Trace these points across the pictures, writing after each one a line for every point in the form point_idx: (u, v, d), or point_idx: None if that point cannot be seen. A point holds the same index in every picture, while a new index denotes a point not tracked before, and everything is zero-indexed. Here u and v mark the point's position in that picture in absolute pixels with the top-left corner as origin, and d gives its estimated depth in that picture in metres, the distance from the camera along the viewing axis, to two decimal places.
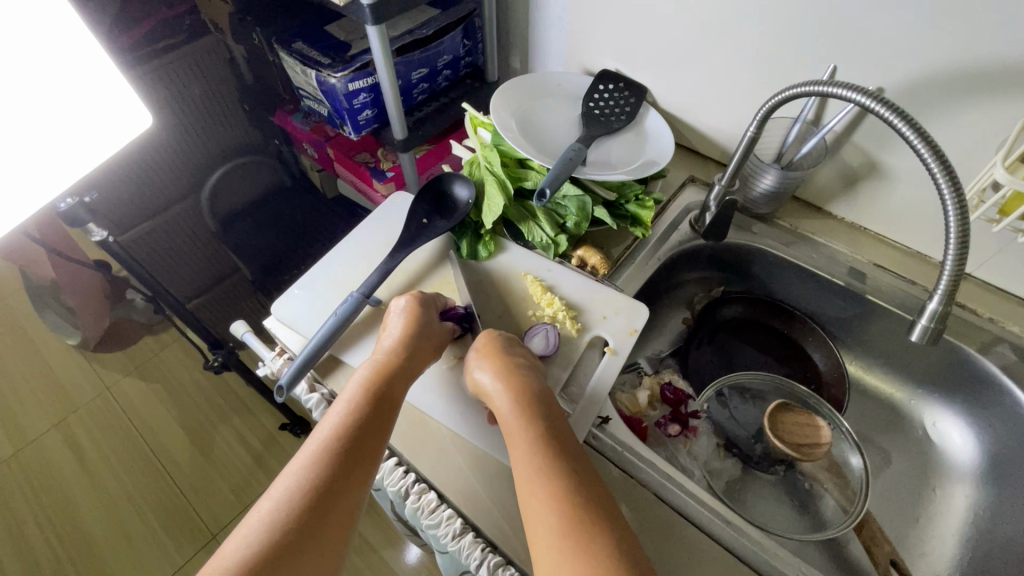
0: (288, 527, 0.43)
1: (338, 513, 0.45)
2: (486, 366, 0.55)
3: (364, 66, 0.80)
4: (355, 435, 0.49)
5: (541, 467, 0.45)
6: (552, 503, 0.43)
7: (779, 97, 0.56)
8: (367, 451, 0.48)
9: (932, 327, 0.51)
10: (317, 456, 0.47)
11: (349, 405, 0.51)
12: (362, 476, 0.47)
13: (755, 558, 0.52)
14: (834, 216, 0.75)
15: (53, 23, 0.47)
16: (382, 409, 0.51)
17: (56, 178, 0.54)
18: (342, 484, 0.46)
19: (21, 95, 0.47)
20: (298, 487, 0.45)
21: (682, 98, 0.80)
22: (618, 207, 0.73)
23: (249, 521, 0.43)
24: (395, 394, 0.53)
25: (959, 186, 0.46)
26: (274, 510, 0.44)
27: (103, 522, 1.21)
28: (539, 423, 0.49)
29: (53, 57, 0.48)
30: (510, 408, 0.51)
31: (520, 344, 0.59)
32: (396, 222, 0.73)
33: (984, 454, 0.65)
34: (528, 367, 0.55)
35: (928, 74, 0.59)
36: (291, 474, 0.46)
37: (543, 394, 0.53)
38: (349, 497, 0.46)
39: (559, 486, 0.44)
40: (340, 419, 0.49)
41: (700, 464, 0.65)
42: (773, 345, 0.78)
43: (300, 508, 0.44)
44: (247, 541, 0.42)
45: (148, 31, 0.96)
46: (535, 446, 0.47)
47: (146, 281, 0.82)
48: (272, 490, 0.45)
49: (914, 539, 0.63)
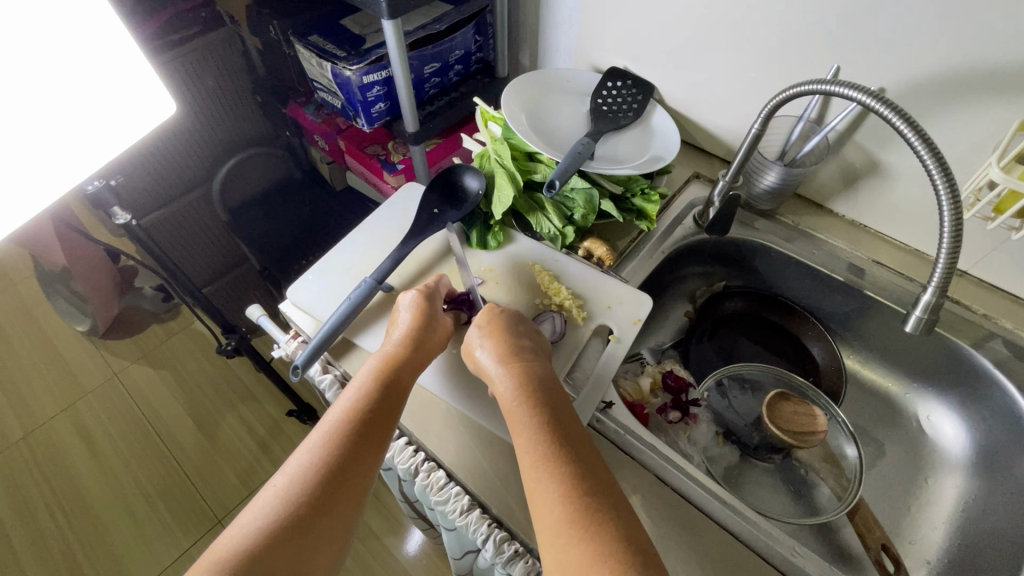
0: (300, 503, 0.45)
1: (348, 491, 0.47)
2: (487, 344, 0.56)
3: (378, 60, 0.82)
4: (365, 418, 0.50)
5: (540, 444, 0.47)
6: (550, 477, 0.45)
7: (783, 95, 0.58)
8: (377, 433, 0.50)
9: (925, 319, 0.53)
10: (329, 437, 0.49)
11: (360, 390, 0.52)
12: (371, 457, 0.49)
13: (751, 538, 0.54)
14: (835, 213, 0.77)
15: (83, 11, 0.49)
16: (392, 393, 0.53)
17: (85, 162, 0.56)
18: (353, 465, 0.48)
19: (52, 78, 0.49)
20: (311, 466, 0.47)
21: (689, 96, 0.81)
22: (625, 201, 0.75)
23: (264, 496, 0.46)
24: (405, 381, 0.54)
25: (953, 183, 0.48)
26: (287, 488, 0.46)
27: (112, 504, 1.24)
28: (537, 401, 0.51)
29: (83, 44, 0.50)
30: (508, 388, 0.52)
31: (523, 319, 0.61)
32: (408, 212, 0.76)
33: (975, 447, 0.67)
34: (526, 348, 0.57)
35: (927, 76, 0.61)
36: (303, 454, 0.48)
37: (542, 374, 0.54)
38: (359, 477, 0.48)
39: (557, 462, 0.46)
40: (350, 403, 0.51)
41: (699, 450, 0.68)
42: (773, 338, 0.80)
43: (312, 486, 0.46)
44: (263, 515, 0.44)
45: (164, 22, 0.98)
46: (542, 436, 0.48)
47: (161, 266, 0.85)
48: (285, 468, 0.48)
49: (906, 527, 0.65)
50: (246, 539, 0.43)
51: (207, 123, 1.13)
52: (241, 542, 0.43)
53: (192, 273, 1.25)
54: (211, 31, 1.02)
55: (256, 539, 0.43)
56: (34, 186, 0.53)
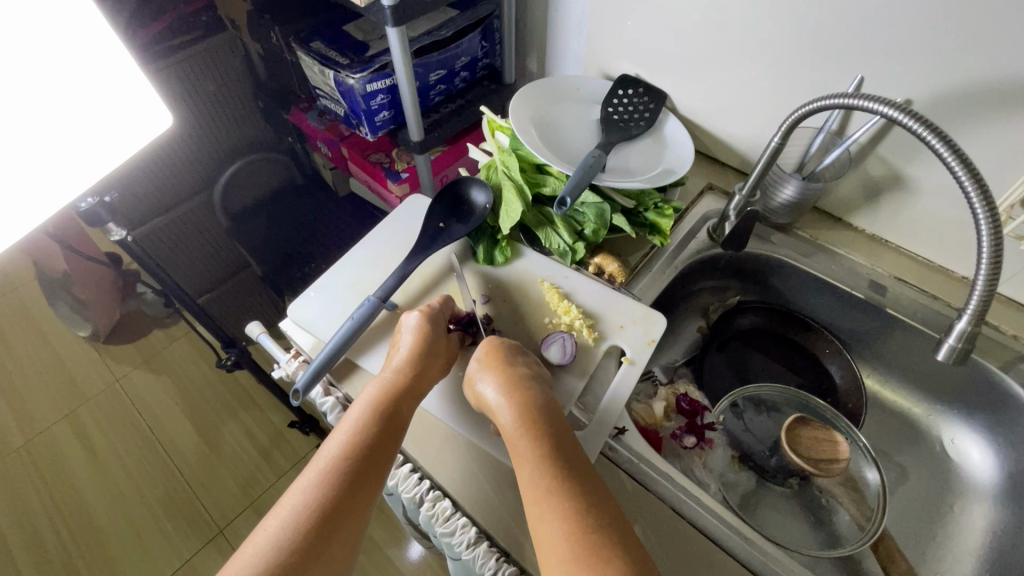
0: (296, 546, 0.43)
1: (346, 530, 0.45)
2: (486, 373, 0.54)
3: (383, 68, 0.79)
4: (363, 452, 0.48)
5: (543, 477, 0.45)
6: (555, 515, 0.43)
7: (805, 108, 0.55)
8: (376, 467, 0.48)
9: (960, 348, 0.50)
10: (326, 473, 0.47)
11: (358, 421, 0.50)
12: (370, 493, 0.47)
13: (770, 574, 0.51)
14: (855, 227, 0.74)
15: (74, 20, 0.46)
16: (390, 424, 0.51)
17: (79, 179, 0.54)
18: (350, 503, 0.46)
19: (44, 92, 0.46)
20: (307, 505, 0.45)
21: (703, 105, 0.79)
22: (637, 215, 0.72)
23: (258, 538, 0.44)
24: (405, 411, 0.52)
25: (991, 202, 0.45)
26: (281, 530, 0.44)
27: (112, 514, 1.22)
28: (540, 431, 0.49)
29: (74, 55, 0.47)
30: (510, 417, 0.50)
31: (523, 351, 0.59)
32: (412, 226, 0.73)
33: (1003, 473, 0.64)
34: (529, 376, 0.54)
35: (958, 87, 0.58)
36: (297, 493, 0.46)
37: (545, 403, 0.52)
38: (358, 515, 0.46)
39: (563, 499, 0.43)
40: (348, 437, 0.49)
41: (715, 477, 0.65)
42: (789, 356, 0.77)
43: (307, 528, 0.44)
44: (256, 558, 0.42)
45: (164, 27, 0.97)
46: (546, 472, 0.45)
47: (160, 277, 0.83)
48: (280, 507, 0.46)
49: (930, 557, 0.62)
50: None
51: (209, 130, 1.11)
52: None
53: (194, 279, 1.23)
54: (212, 36, 1.00)
55: None
56: (26, 202, 0.50)
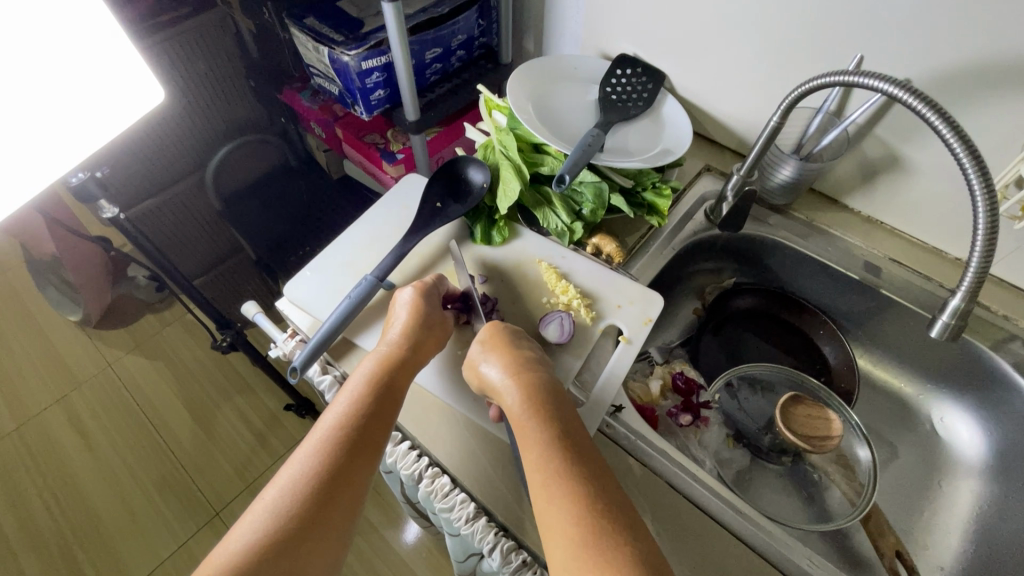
0: (293, 514, 0.43)
1: (344, 498, 0.45)
2: (491, 354, 0.54)
3: (378, 45, 0.78)
4: (360, 423, 0.48)
5: (546, 458, 0.45)
6: (559, 494, 0.43)
7: (806, 87, 0.55)
8: (373, 438, 0.48)
9: (953, 324, 0.51)
10: (323, 444, 0.47)
11: (354, 393, 0.50)
12: (368, 462, 0.47)
13: (766, 547, 0.52)
14: (851, 208, 0.75)
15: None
16: (387, 396, 0.51)
17: (67, 155, 0.53)
18: (349, 472, 0.46)
19: (29, 61, 0.45)
20: (304, 474, 0.45)
21: (701, 85, 0.78)
22: (635, 195, 0.72)
23: (257, 507, 0.44)
24: (401, 383, 0.52)
25: (988, 179, 0.46)
26: (278, 499, 0.44)
27: (108, 497, 1.22)
28: (544, 413, 0.49)
29: (54, 15, 0.45)
30: (516, 399, 0.50)
31: (526, 336, 0.59)
32: (409, 206, 0.73)
33: (992, 451, 0.65)
34: (535, 361, 0.54)
35: (958, 67, 0.58)
36: (295, 464, 0.46)
37: (550, 386, 0.52)
38: (355, 483, 0.46)
39: (566, 478, 0.43)
40: (345, 408, 0.49)
41: (710, 454, 0.66)
42: (783, 337, 0.78)
43: (305, 496, 0.44)
44: (255, 525, 0.43)
45: (152, 2, 0.94)
46: (552, 450, 0.45)
47: (153, 257, 0.82)
48: (278, 477, 0.46)
49: (919, 532, 0.63)
50: (236, 552, 0.41)
51: (200, 110, 1.09)
52: (231, 557, 0.41)
53: (188, 263, 1.22)
54: (202, 12, 0.97)
55: (247, 554, 0.41)
56: (14, 177, 0.49)
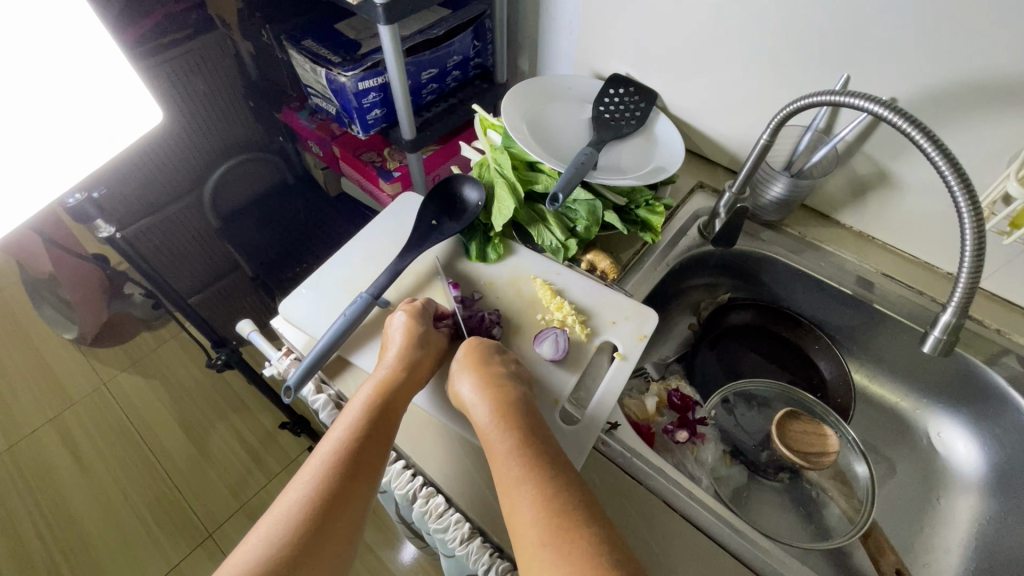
0: (286, 548, 0.42)
1: (337, 528, 0.44)
2: (465, 370, 0.54)
3: (374, 66, 0.79)
4: (355, 450, 0.48)
5: (517, 474, 0.45)
6: (533, 510, 0.43)
7: (795, 105, 0.56)
8: (368, 466, 0.48)
9: (944, 339, 0.51)
10: (320, 472, 0.46)
11: (350, 420, 0.50)
12: (364, 488, 0.47)
13: (763, 566, 0.51)
14: (842, 224, 0.76)
15: (57, 0, 0.45)
16: (383, 421, 0.50)
17: (63, 177, 0.53)
18: (342, 499, 0.45)
19: (14, 69, 0.44)
20: (299, 503, 0.45)
21: (693, 104, 0.80)
22: (629, 212, 0.73)
23: (251, 541, 0.44)
24: (397, 408, 0.52)
25: (975, 196, 0.46)
26: (273, 533, 0.43)
27: (99, 518, 1.20)
28: (517, 430, 0.49)
29: (57, 38, 0.46)
30: (489, 418, 0.50)
31: (503, 351, 0.58)
32: (405, 223, 0.73)
33: (990, 465, 0.65)
34: (511, 377, 0.54)
35: (941, 86, 0.59)
36: (290, 496, 0.46)
37: (524, 404, 0.51)
38: (350, 510, 0.46)
39: (544, 493, 0.44)
40: (342, 435, 0.49)
41: (706, 471, 0.65)
42: (779, 353, 0.78)
43: (298, 530, 0.43)
44: (251, 555, 0.42)
45: (153, 25, 0.96)
46: (525, 465, 0.46)
47: (149, 274, 0.81)
48: (274, 506, 0.45)
49: (918, 549, 0.63)
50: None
51: (198, 129, 1.10)
52: None
53: (184, 280, 1.22)
54: (202, 35, 0.99)
55: None
56: (14, 198, 0.50)
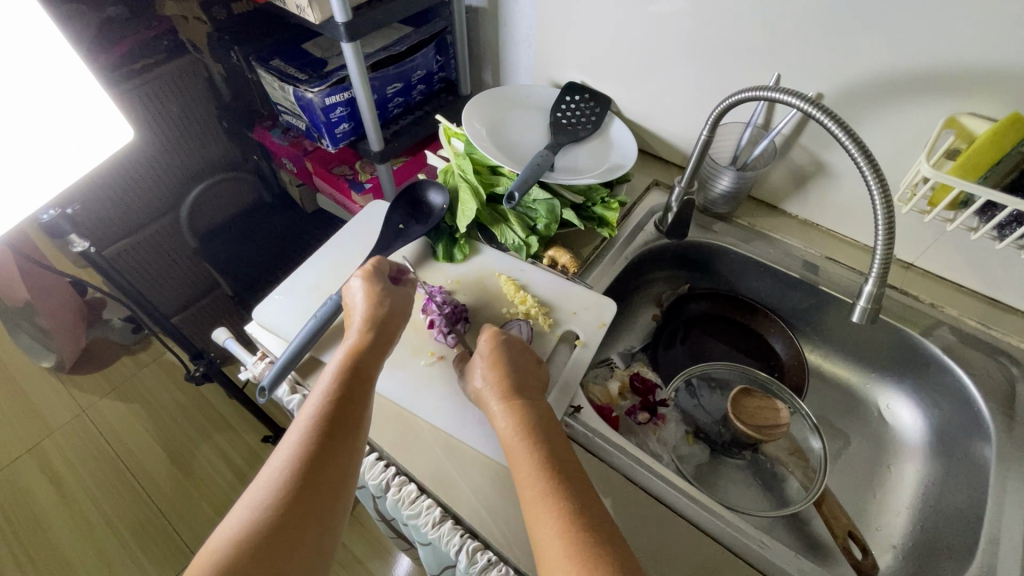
0: (277, 505, 0.43)
1: (326, 480, 0.45)
2: (488, 374, 0.55)
3: (340, 82, 0.83)
4: (334, 409, 0.49)
5: (535, 467, 0.46)
6: (545, 503, 0.43)
7: (729, 101, 0.60)
8: (351, 423, 0.49)
9: (869, 308, 0.55)
10: (304, 434, 0.47)
11: (327, 383, 0.51)
12: (347, 452, 0.47)
13: (722, 534, 0.54)
14: (787, 213, 0.81)
15: (31, 26, 0.48)
16: (356, 380, 0.52)
17: (36, 194, 0.56)
18: (327, 455, 0.46)
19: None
20: (284, 468, 0.45)
21: (644, 107, 0.84)
22: (586, 210, 0.77)
23: (242, 502, 0.43)
24: (369, 369, 0.54)
25: (884, 180, 0.51)
26: (266, 492, 0.43)
27: (81, 545, 1.19)
28: (537, 437, 0.49)
29: (31, 60, 0.49)
30: (511, 430, 0.50)
31: (521, 344, 0.60)
32: (374, 228, 0.76)
33: (930, 430, 0.69)
34: (530, 389, 0.55)
35: (860, 80, 0.64)
36: (279, 458, 0.46)
37: (540, 410, 0.52)
38: (337, 468, 0.46)
39: (558, 497, 0.44)
40: (320, 399, 0.50)
41: (668, 449, 0.69)
42: (737, 338, 0.82)
43: (288, 489, 0.44)
44: (234, 528, 0.41)
45: (125, 52, 0.98)
46: (542, 469, 0.46)
47: (127, 292, 0.83)
48: (263, 472, 0.46)
49: (871, 514, 0.66)
50: (210, 560, 0.39)
51: (172, 152, 1.12)
52: (218, 550, 0.40)
53: (164, 300, 1.23)
54: (173, 60, 1.02)
55: (231, 549, 0.40)
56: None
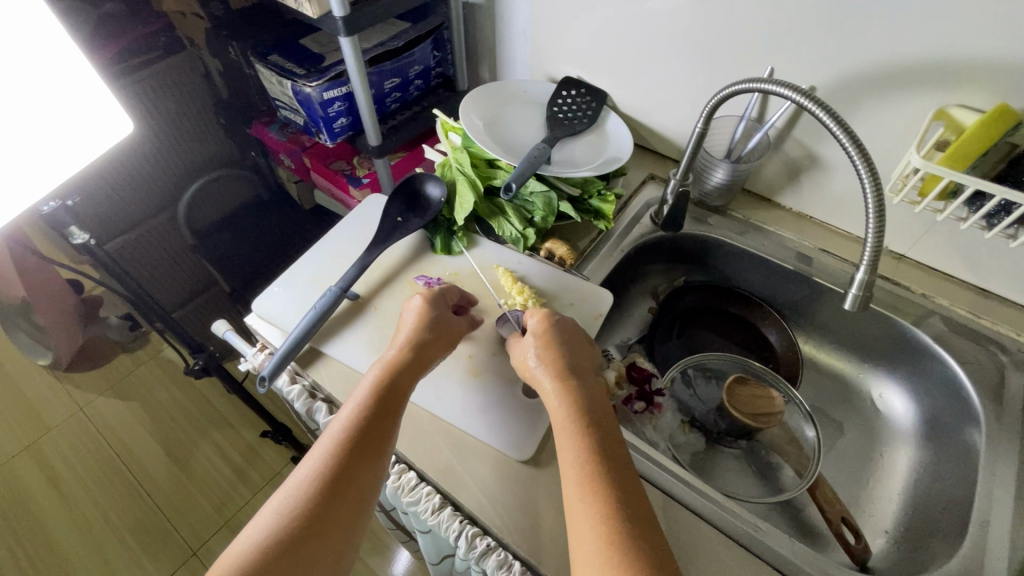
0: (296, 517, 0.44)
1: (348, 495, 0.46)
2: (541, 359, 0.55)
3: (338, 76, 0.83)
4: (364, 427, 0.49)
5: (582, 462, 0.46)
6: (586, 501, 0.44)
7: (723, 93, 0.61)
8: (378, 442, 0.49)
9: (861, 296, 0.56)
10: (331, 451, 0.48)
11: (360, 398, 0.51)
12: (371, 468, 0.48)
13: (718, 519, 0.55)
14: (782, 206, 0.82)
15: (31, 17, 0.48)
16: (391, 398, 0.52)
17: (37, 185, 0.56)
18: (353, 472, 0.47)
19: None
20: (307, 480, 0.46)
21: (640, 101, 0.85)
22: (582, 203, 0.78)
23: (264, 511, 0.45)
24: (406, 387, 0.53)
25: (874, 170, 0.52)
26: (290, 503, 0.45)
27: (80, 542, 1.19)
28: (589, 429, 0.49)
29: (30, 51, 0.49)
30: (565, 415, 0.50)
31: (577, 332, 0.59)
32: (372, 221, 0.77)
33: (922, 418, 0.71)
34: (586, 376, 0.54)
35: (852, 73, 0.65)
36: (305, 469, 0.47)
37: (593, 399, 0.52)
38: (359, 483, 0.47)
39: (601, 498, 0.44)
40: (350, 416, 0.50)
41: (664, 437, 0.70)
42: (733, 330, 0.83)
43: (310, 502, 0.45)
44: (255, 537, 0.44)
45: (122, 48, 0.98)
46: (588, 464, 0.46)
47: (127, 286, 0.84)
48: (288, 481, 0.47)
49: (864, 501, 0.67)
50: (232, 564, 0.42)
51: (169, 148, 1.12)
52: (239, 558, 0.42)
53: (163, 297, 1.23)
54: (171, 56, 1.02)
55: (250, 557, 0.42)
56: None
